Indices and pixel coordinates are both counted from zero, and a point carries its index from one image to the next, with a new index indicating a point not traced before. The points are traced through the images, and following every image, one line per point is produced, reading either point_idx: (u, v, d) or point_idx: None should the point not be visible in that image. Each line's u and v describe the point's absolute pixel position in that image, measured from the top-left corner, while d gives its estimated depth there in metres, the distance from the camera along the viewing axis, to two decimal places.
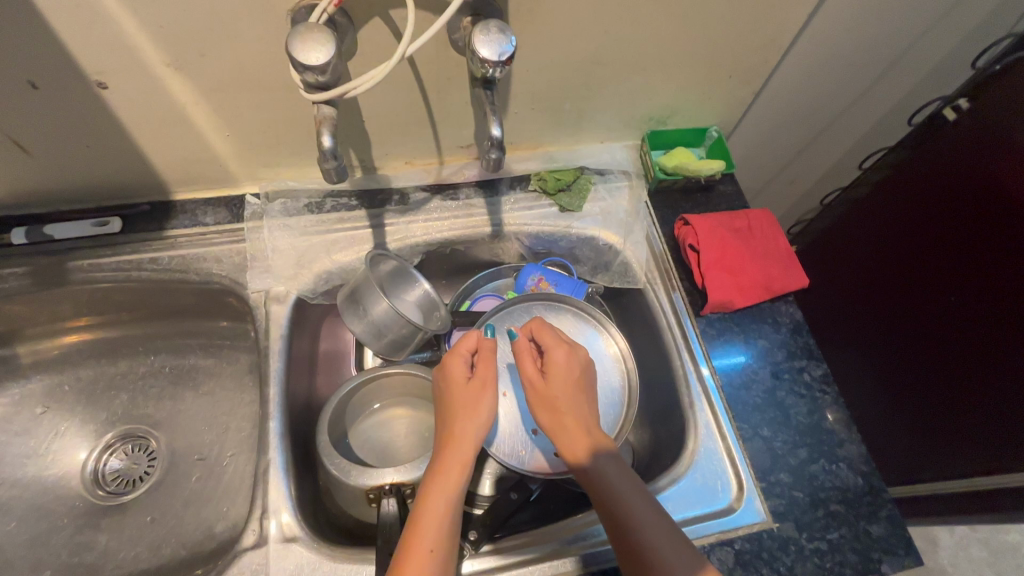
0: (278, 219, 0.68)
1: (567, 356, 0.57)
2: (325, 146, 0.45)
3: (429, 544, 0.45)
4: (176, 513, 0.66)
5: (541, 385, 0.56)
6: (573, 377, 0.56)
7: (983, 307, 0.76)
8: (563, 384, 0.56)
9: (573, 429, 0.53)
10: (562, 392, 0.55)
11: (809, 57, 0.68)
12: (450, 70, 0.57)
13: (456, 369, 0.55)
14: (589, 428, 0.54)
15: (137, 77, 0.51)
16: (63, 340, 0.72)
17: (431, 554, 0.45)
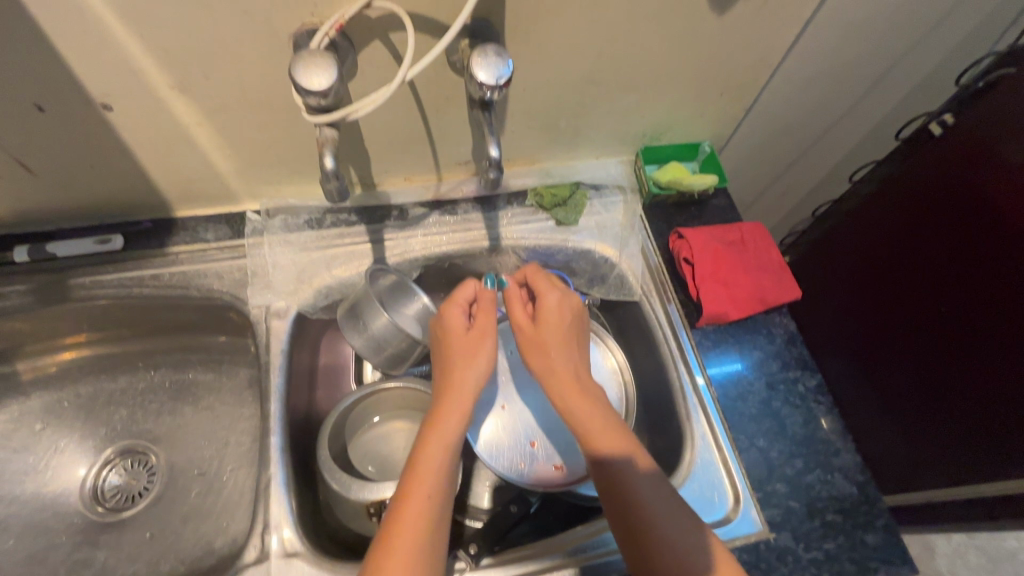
0: (279, 235, 0.69)
1: (564, 307, 0.58)
2: (328, 168, 0.46)
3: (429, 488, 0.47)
4: (175, 529, 0.66)
5: (536, 332, 0.57)
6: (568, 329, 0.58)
7: (975, 317, 0.77)
8: (558, 334, 0.57)
9: (565, 378, 0.54)
10: (557, 343, 0.56)
11: (798, 74, 0.70)
12: (448, 90, 0.58)
13: (454, 318, 0.56)
14: (581, 380, 0.55)
15: (142, 99, 0.52)
16: (63, 357, 0.72)
17: (430, 498, 0.46)
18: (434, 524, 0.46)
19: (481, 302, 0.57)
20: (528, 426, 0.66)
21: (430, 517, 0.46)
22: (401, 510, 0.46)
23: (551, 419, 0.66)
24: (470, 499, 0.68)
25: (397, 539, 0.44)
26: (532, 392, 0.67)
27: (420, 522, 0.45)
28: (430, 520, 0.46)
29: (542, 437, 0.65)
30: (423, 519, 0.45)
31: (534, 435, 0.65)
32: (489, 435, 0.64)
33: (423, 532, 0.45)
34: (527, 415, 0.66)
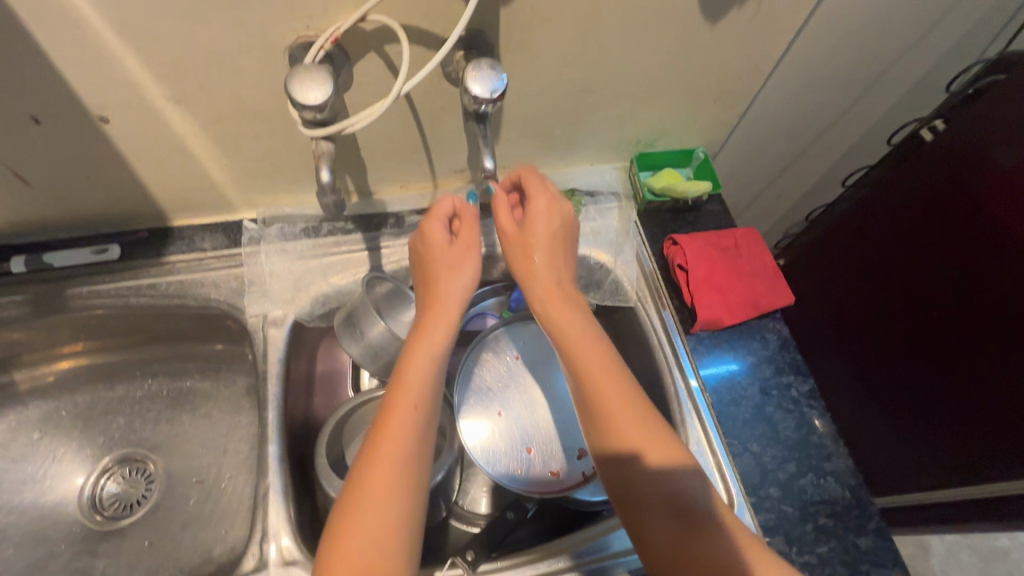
0: (276, 244, 0.69)
1: (554, 212, 0.54)
2: (325, 181, 0.46)
3: (414, 400, 0.46)
4: (174, 537, 0.67)
5: (523, 237, 0.53)
6: (557, 238, 0.54)
7: (969, 321, 0.78)
8: (546, 243, 0.53)
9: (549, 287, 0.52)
10: (544, 251, 0.53)
11: (790, 81, 0.70)
12: (443, 100, 0.59)
13: (435, 231, 0.53)
14: (563, 287, 0.53)
15: (139, 111, 0.52)
16: (60, 366, 0.72)
17: (414, 410, 0.45)
18: (421, 436, 0.45)
19: (464, 214, 0.55)
20: (524, 431, 0.65)
21: (415, 427, 0.45)
22: (386, 425, 0.45)
23: (547, 425, 0.66)
24: (468, 504, 0.69)
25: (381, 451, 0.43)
26: (529, 398, 0.67)
27: (404, 434, 0.44)
28: (417, 430, 0.45)
29: (538, 443, 0.65)
30: (406, 430, 0.44)
31: (530, 441, 0.64)
32: (484, 441, 0.63)
33: (408, 444, 0.44)
34: (524, 421, 0.66)
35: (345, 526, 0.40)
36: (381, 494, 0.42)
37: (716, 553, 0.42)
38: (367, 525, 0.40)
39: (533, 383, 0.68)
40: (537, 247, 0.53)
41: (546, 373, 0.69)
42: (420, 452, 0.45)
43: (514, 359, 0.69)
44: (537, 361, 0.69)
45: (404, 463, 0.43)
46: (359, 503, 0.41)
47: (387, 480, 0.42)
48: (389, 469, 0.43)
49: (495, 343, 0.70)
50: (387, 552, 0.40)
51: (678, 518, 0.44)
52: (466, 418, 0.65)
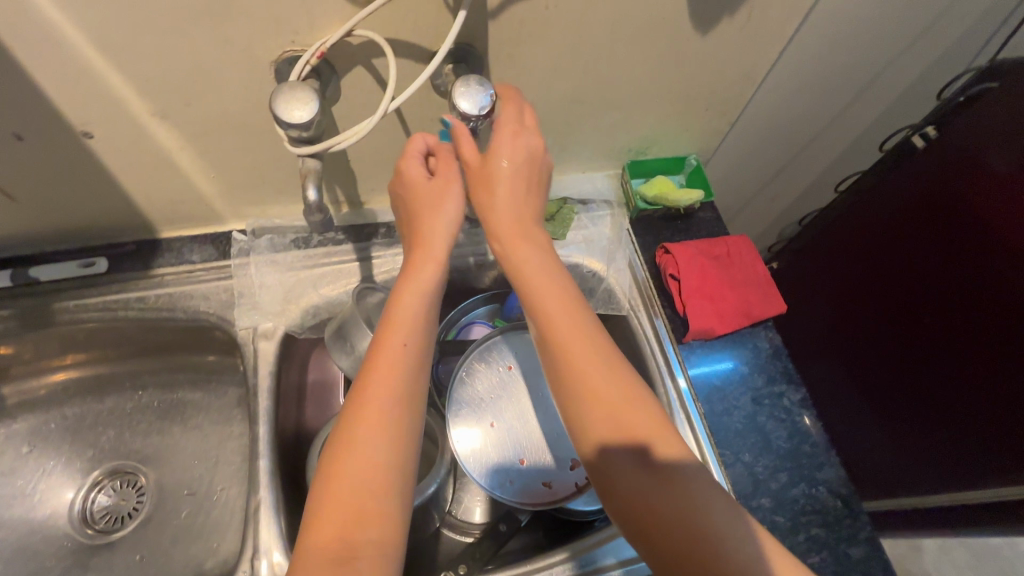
0: (265, 255, 0.68)
1: (520, 148, 0.49)
2: (310, 199, 0.46)
3: (401, 340, 0.44)
4: (165, 550, 0.66)
5: (490, 173, 0.49)
6: (527, 171, 0.50)
7: (960, 329, 0.78)
8: (514, 177, 0.49)
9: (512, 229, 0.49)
10: (506, 186, 0.49)
11: (782, 89, 0.70)
12: (433, 111, 0.58)
13: (413, 169, 0.50)
14: (528, 229, 0.49)
15: (123, 126, 0.52)
16: (52, 378, 0.72)
17: (402, 349, 0.44)
18: (409, 377, 0.44)
19: (439, 151, 0.51)
20: (516, 441, 0.65)
21: (402, 368, 0.43)
22: (374, 365, 0.43)
23: (540, 435, 0.65)
24: (463, 514, 0.69)
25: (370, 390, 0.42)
26: (521, 407, 0.67)
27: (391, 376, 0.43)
28: (406, 370, 0.44)
29: (530, 453, 0.64)
30: (394, 369, 0.43)
31: (522, 451, 0.64)
32: (476, 453, 0.63)
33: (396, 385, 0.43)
34: (515, 431, 0.65)
35: (335, 469, 0.39)
36: (369, 436, 0.40)
37: (695, 507, 0.38)
38: (357, 468, 0.39)
39: (525, 394, 0.67)
40: (496, 181, 0.49)
41: (538, 382, 0.68)
42: (410, 393, 0.43)
43: (506, 369, 0.68)
44: (529, 370, 0.69)
45: (390, 402, 0.42)
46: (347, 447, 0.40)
47: (376, 421, 0.41)
48: (375, 408, 0.41)
49: (488, 351, 0.69)
50: (373, 496, 0.39)
51: (650, 470, 0.40)
52: (457, 429, 0.64)
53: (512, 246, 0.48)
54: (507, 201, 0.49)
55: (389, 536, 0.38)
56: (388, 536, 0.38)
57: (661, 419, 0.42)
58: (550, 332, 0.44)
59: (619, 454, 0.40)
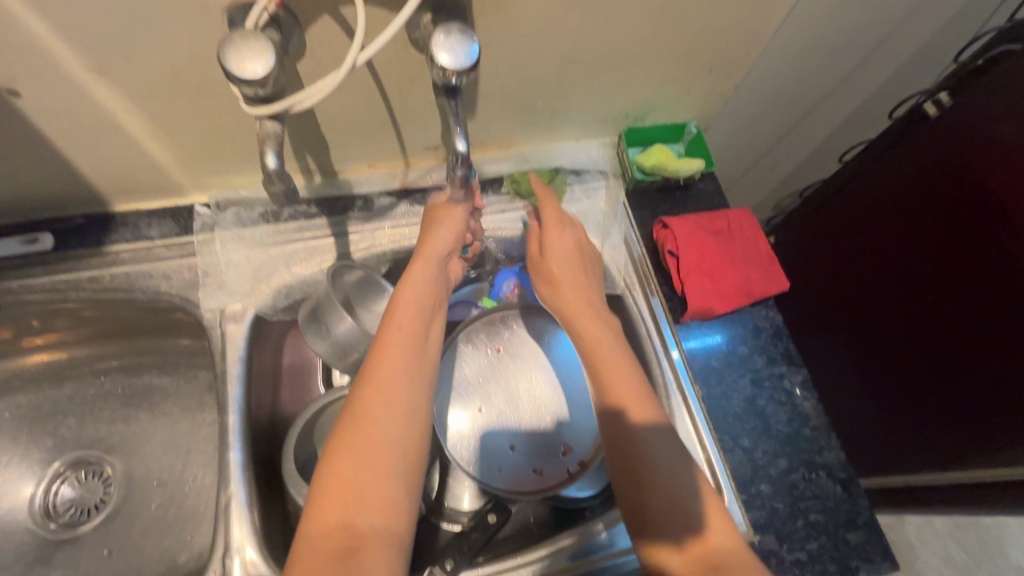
0: (231, 231, 0.63)
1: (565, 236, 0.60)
2: (270, 167, 0.40)
3: (398, 323, 0.46)
4: (135, 544, 0.62)
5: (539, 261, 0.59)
6: (580, 262, 0.59)
7: (959, 306, 0.76)
8: (568, 265, 0.58)
9: (571, 299, 0.55)
10: (566, 271, 0.57)
11: (791, 47, 0.65)
12: (411, 69, 0.52)
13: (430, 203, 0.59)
14: (592, 302, 0.55)
15: (54, 84, 0.45)
16: (32, 360, 0.67)
17: (398, 330, 0.46)
18: (409, 359, 0.44)
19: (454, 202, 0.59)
20: (505, 425, 0.61)
21: (401, 349, 0.45)
22: (376, 347, 0.45)
23: (530, 419, 0.62)
24: (451, 502, 0.65)
25: (371, 370, 0.43)
26: (511, 391, 0.63)
27: (396, 361, 0.44)
28: (405, 353, 0.44)
29: (519, 438, 0.61)
30: (394, 351, 0.44)
31: (511, 435, 0.61)
32: (461, 437, 0.60)
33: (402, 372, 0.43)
34: (505, 415, 0.62)
35: (337, 457, 0.39)
36: (367, 417, 0.41)
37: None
38: (360, 455, 0.39)
39: (515, 376, 0.63)
40: (557, 272, 0.57)
41: (529, 366, 0.64)
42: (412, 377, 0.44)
43: (495, 351, 0.65)
44: (519, 353, 0.65)
45: (390, 380, 0.42)
46: (351, 437, 0.40)
47: (377, 401, 0.41)
48: (375, 385, 0.42)
49: (477, 331, 0.65)
50: (378, 478, 0.38)
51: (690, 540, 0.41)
52: (442, 410, 0.61)
53: (576, 320, 0.54)
54: (569, 286, 0.56)
55: (392, 525, 0.38)
56: (392, 521, 0.38)
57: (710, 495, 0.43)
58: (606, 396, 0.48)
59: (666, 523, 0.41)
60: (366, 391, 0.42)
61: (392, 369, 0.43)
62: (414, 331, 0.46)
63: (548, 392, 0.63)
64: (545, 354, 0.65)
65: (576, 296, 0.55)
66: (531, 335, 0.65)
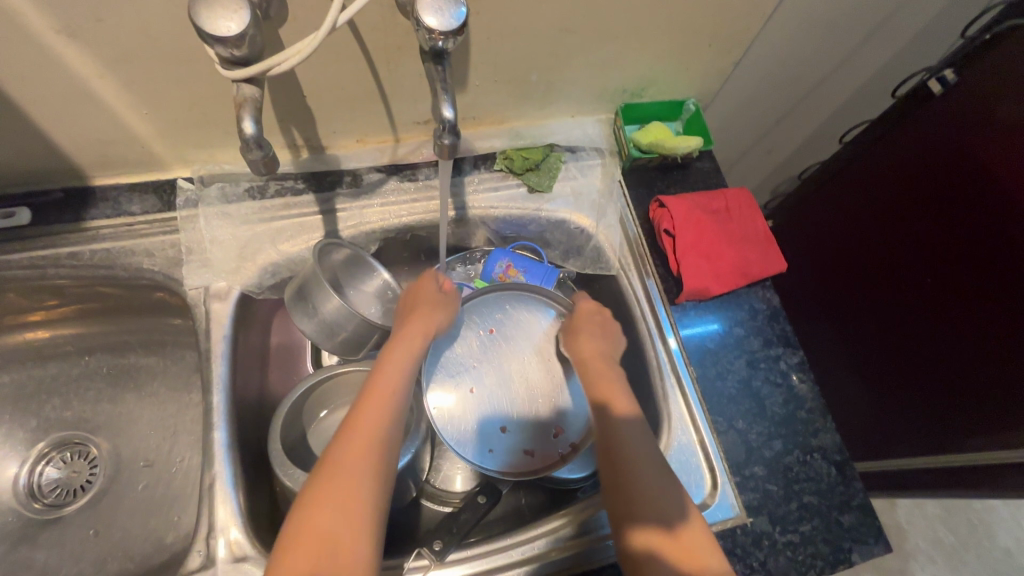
0: (215, 206, 0.61)
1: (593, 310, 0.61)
2: (248, 132, 0.38)
3: (389, 388, 0.48)
4: (121, 525, 0.62)
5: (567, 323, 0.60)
6: (602, 326, 0.60)
7: (950, 303, 0.77)
8: (594, 326, 0.59)
9: (592, 358, 0.56)
10: (590, 333, 0.58)
11: (795, 20, 0.63)
12: (398, 36, 0.50)
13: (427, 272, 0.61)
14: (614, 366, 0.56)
15: (20, 47, 0.43)
16: (36, 335, 0.66)
17: (389, 397, 0.48)
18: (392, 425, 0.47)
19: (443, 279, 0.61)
20: (497, 406, 0.60)
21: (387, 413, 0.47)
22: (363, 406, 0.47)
23: (525, 401, 0.61)
24: (443, 484, 0.65)
25: (355, 429, 0.45)
26: (505, 371, 0.62)
27: (378, 421, 0.46)
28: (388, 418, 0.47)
29: (512, 420, 0.60)
30: (380, 414, 0.47)
31: (504, 414, 0.60)
32: (452, 414, 0.58)
33: (379, 441, 0.45)
34: (498, 395, 0.61)
35: (309, 514, 0.40)
36: (346, 473, 0.43)
37: None
38: (331, 518, 0.40)
39: (510, 358, 0.62)
40: (580, 326, 0.59)
41: (525, 348, 0.63)
42: (386, 446, 0.46)
43: (489, 330, 0.63)
44: (515, 335, 0.63)
45: (372, 441, 0.45)
46: (320, 499, 0.41)
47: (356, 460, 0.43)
48: (359, 444, 0.44)
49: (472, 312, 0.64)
50: (349, 532, 0.40)
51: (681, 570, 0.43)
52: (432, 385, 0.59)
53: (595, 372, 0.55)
54: (593, 343, 0.58)
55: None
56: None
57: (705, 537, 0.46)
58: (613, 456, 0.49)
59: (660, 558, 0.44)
60: (345, 447, 0.44)
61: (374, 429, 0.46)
62: (396, 397, 0.48)
63: (544, 374, 0.62)
64: (542, 338, 0.64)
65: (597, 355, 0.57)
66: (529, 317, 0.64)
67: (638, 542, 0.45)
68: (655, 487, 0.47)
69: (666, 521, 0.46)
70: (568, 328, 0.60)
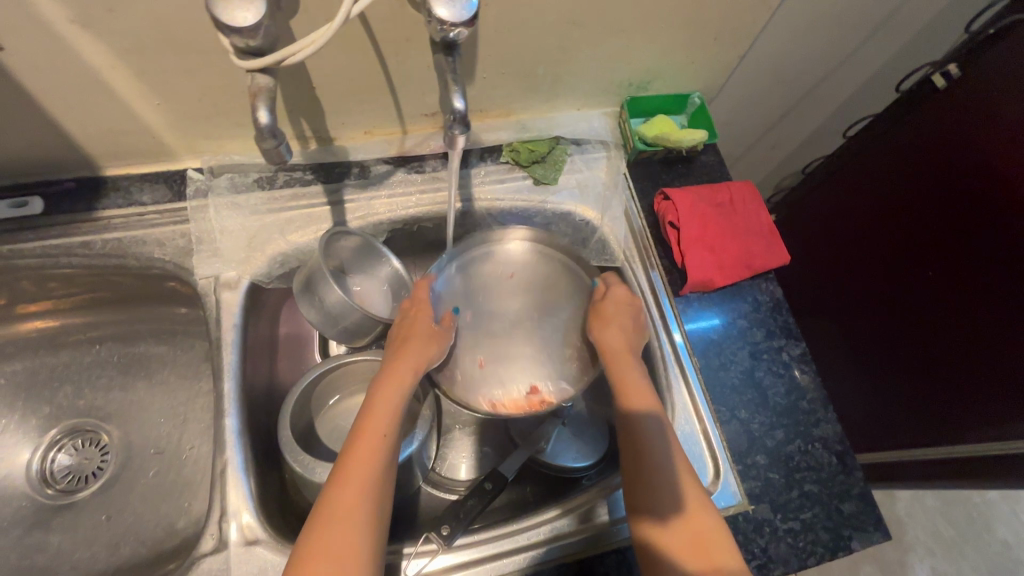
0: (225, 197, 0.62)
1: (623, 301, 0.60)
2: (262, 122, 0.39)
3: (382, 429, 0.47)
4: (133, 510, 0.63)
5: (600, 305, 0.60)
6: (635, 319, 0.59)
7: (953, 300, 0.78)
8: (623, 317, 0.58)
9: (618, 348, 0.56)
10: (618, 324, 0.58)
11: (800, 16, 0.63)
12: (408, 29, 0.51)
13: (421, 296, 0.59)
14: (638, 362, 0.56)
15: (35, 36, 0.43)
16: (33, 326, 0.66)
17: (383, 438, 0.46)
18: (387, 465, 0.45)
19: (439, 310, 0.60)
20: (496, 356, 0.63)
21: (381, 456, 0.45)
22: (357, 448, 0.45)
23: (526, 359, 0.62)
24: (448, 471, 0.65)
25: (350, 473, 0.43)
26: (512, 326, 0.64)
27: (372, 465, 0.44)
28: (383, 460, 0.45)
29: (508, 377, 0.61)
30: (375, 456, 0.45)
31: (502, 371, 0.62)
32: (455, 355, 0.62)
33: (374, 486, 0.44)
34: (500, 350, 0.63)
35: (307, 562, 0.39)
36: (343, 519, 0.41)
37: None
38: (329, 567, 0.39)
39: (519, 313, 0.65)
40: (613, 316, 0.58)
41: (534, 306, 0.65)
42: (383, 486, 0.44)
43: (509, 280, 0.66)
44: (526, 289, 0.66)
45: (367, 486, 0.43)
46: (320, 548, 0.40)
47: (352, 507, 0.42)
48: (354, 488, 0.43)
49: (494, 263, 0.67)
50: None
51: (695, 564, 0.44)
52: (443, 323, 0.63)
53: (619, 366, 0.55)
54: (622, 335, 0.57)
55: None
56: None
57: (717, 527, 0.47)
58: (631, 451, 0.51)
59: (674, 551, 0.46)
60: (341, 491, 0.42)
61: (369, 472, 0.44)
62: (389, 439, 0.47)
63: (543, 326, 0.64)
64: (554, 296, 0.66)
65: (622, 349, 0.56)
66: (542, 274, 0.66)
67: (638, 533, 0.48)
68: (665, 481, 0.48)
69: (664, 513, 0.47)
70: (596, 314, 0.59)
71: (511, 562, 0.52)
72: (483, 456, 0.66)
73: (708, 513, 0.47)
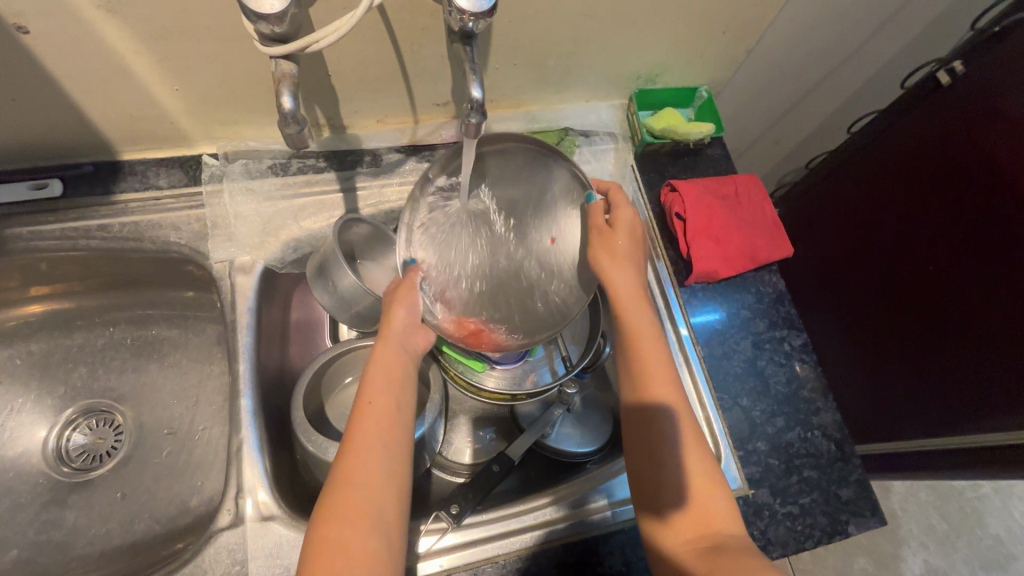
0: (240, 182, 0.63)
1: (631, 233, 0.55)
2: (286, 107, 0.40)
3: (369, 397, 0.47)
4: (147, 488, 0.64)
5: (608, 232, 0.54)
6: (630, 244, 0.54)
7: (957, 291, 0.79)
8: (627, 263, 0.53)
9: (624, 291, 0.53)
10: (619, 267, 0.53)
11: (809, 11, 0.64)
12: (423, 18, 0.52)
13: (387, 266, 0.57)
14: (643, 320, 0.53)
15: (62, 21, 0.44)
16: (28, 310, 0.67)
17: (371, 404, 0.46)
18: (386, 428, 0.45)
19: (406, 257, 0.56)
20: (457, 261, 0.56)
21: (375, 421, 0.45)
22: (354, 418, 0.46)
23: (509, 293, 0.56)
24: (451, 454, 0.67)
25: (349, 442, 0.44)
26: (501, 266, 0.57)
27: (365, 432, 0.44)
28: (379, 424, 0.45)
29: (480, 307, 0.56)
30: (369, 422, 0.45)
31: (459, 302, 0.55)
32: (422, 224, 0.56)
33: (374, 448, 0.44)
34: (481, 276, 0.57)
35: (323, 530, 0.40)
36: (350, 486, 0.42)
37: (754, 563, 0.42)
38: (343, 531, 0.40)
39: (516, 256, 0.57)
40: (605, 259, 0.53)
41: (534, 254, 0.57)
42: (388, 447, 0.44)
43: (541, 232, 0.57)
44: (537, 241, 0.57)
45: (368, 454, 0.43)
46: (334, 513, 0.40)
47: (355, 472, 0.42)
48: (355, 456, 0.43)
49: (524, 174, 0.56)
50: (361, 538, 0.40)
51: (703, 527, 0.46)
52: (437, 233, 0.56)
53: (625, 314, 0.53)
54: (626, 280, 0.53)
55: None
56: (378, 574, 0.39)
57: (721, 490, 0.48)
58: (639, 413, 0.51)
59: (683, 516, 0.47)
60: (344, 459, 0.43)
61: (367, 437, 0.44)
62: (379, 404, 0.46)
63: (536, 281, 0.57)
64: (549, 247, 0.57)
65: (623, 294, 0.53)
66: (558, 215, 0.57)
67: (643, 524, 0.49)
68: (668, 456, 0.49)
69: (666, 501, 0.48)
70: (601, 236, 0.54)
71: (518, 541, 0.54)
72: (489, 440, 0.68)
73: (715, 482, 0.48)
